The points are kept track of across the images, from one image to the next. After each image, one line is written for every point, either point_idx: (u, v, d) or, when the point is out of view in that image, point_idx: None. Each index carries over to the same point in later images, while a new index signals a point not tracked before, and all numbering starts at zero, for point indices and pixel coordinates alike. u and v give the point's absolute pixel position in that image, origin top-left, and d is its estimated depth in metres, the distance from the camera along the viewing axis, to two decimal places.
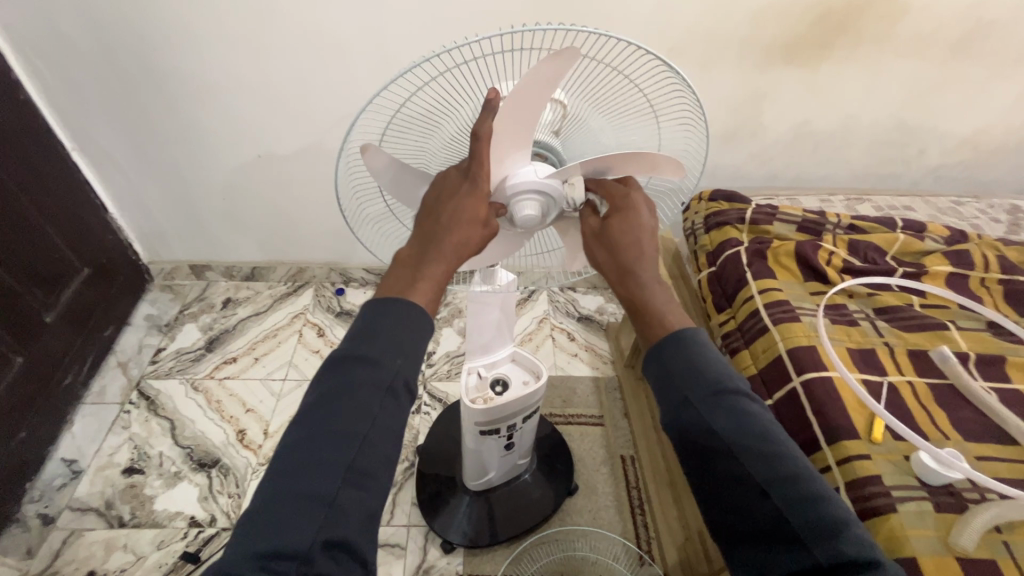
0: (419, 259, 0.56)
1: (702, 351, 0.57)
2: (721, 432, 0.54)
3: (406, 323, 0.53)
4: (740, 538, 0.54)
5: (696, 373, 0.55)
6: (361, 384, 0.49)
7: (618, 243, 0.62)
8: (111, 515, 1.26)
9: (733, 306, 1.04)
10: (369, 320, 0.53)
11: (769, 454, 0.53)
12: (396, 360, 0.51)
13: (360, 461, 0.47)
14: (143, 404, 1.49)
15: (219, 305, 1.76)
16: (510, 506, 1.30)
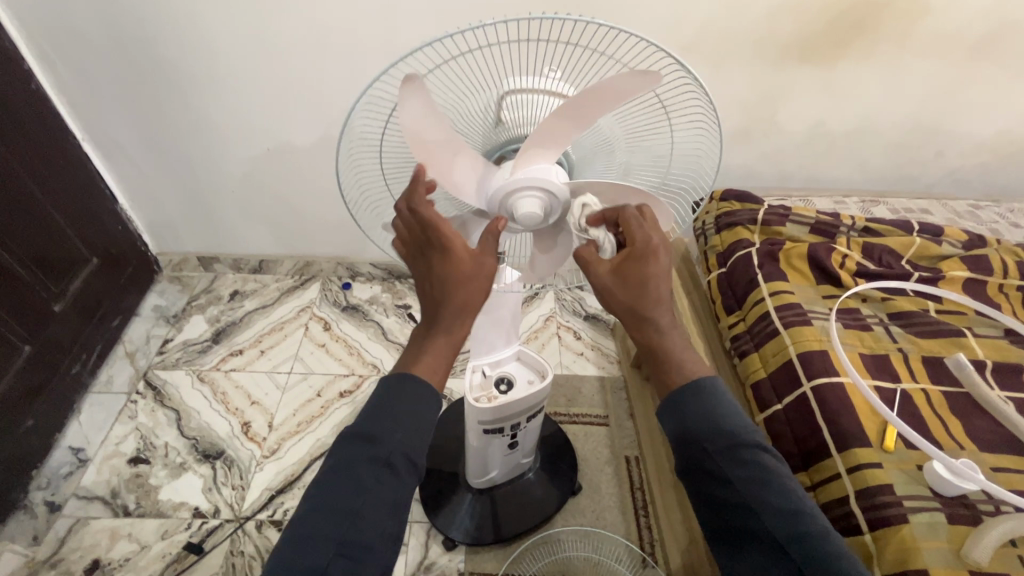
0: (425, 341, 0.62)
1: (711, 398, 0.63)
2: (743, 487, 0.59)
3: (408, 400, 0.59)
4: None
5: (705, 421, 0.61)
6: (366, 453, 0.55)
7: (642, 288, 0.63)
8: (117, 504, 1.27)
9: (742, 309, 1.03)
10: (389, 389, 0.59)
11: (788, 509, 0.57)
12: (395, 436, 0.56)
13: (360, 524, 0.52)
14: (149, 394, 1.49)
15: (226, 297, 1.77)
16: (513, 504, 1.29)
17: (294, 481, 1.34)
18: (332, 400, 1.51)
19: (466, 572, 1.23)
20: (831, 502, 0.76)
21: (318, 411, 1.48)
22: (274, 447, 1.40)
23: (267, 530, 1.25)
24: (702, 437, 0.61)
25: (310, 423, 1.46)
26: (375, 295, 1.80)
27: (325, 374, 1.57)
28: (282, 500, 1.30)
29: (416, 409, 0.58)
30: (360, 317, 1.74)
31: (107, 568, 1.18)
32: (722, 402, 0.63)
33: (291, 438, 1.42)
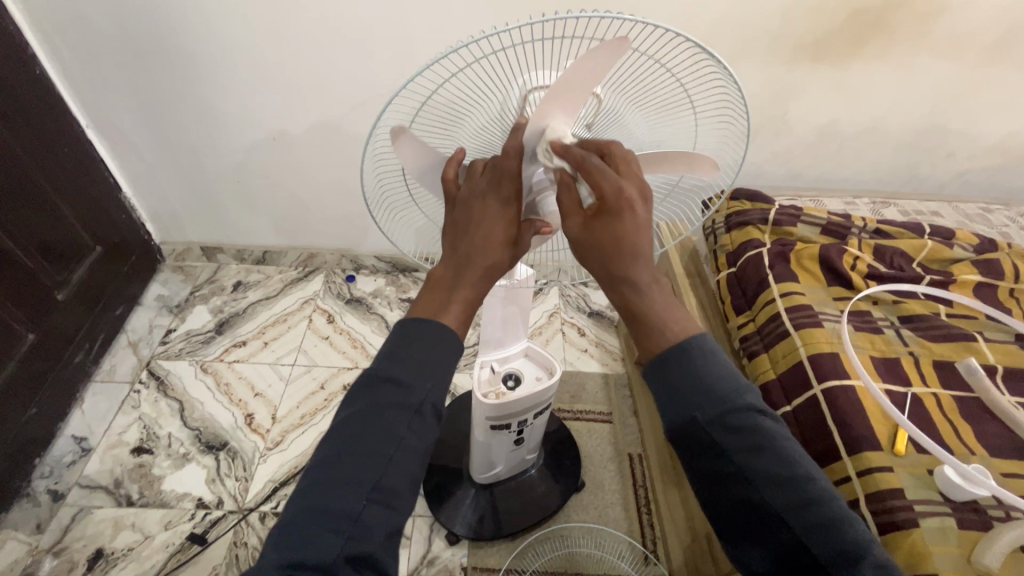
0: (452, 283, 0.57)
1: (699, 354, 0.56)
2: (738, 460, 0.54)
3: (437, 347, 0.55)
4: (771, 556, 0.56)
5: (693, 382, 0.55)
6: (390, 406, 0.52)
7: (614, 246, 0.55)
8: (120, 494, 1.27)
9: (752, 309, 1.02)
10: (402, 342, 0.55)
11: (788, 478, 0.55)
12: (424, 384, 0.53)
13: (385, 479, 0.50)
14: (152, 384, 1.49)
15: (230, 287, 1.76)
16: (517, 500, 1.29)
17: (297, 473, 1.34)
18: (336, 392, 1.51)
19: (469, 566, 1.23)
20: None
21: (322, 404, 1.48)
22: (277, 439, 1.40)
23: (271, 522, 1.25)
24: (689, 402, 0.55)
25: (314, 415, 1.45)
26: (379, 288, 1.80)
27: (329, 366, 1.57)
28: (286, 492, 1.31)
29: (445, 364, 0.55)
30: (364, 310, 1.73)
31: (111, 558, 1.18)
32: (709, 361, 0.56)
33: (295, 430, 1.42)
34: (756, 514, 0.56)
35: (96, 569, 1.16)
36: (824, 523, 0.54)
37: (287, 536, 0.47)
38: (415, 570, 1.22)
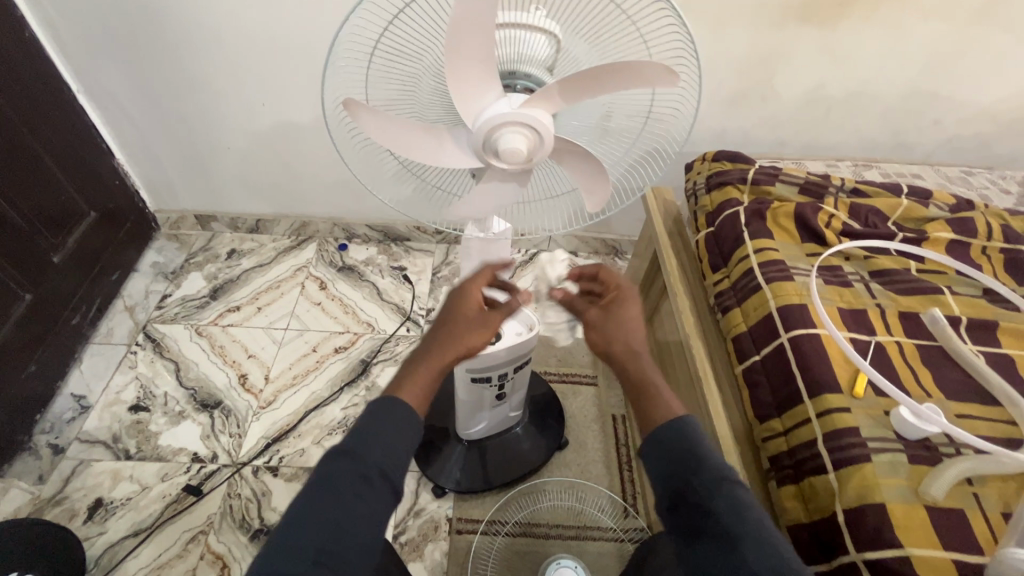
0: (419, 359, 0.73)
1: (696, 433, 0.68)
2: (724, 520, 0.60)
3: (398, 418, 0.65)
4: None
5: (687, 455, 0.65)
6: (344, 471, 0.59)
7: (627, 322, 0.81)
8: (118, 448, 1.32)
9: (727, 266, 1.04)
10: (362, 412, 0.65)
11: (763, 539, 0.58)
12: (377, 456, 0.61)
13: (327, 547, 0.54)
14: (149, 346, 1.53)
15: (224, 255, 1.79)
16: (502, 455, 1.33)
17: (289, 430, 1.38)
18: (328, 355, 1.55)
19: (454, 518, 1.27)
20: (800, 445, 0.79)
21: (313, 366, 1.52)
22: (270, 398, 1.44)
23: (264, 475, 1.30)
24: (687, 470, 0.64)
25: (306, 377, 1.49)
26: (370, 257, 1.82)
27: (320, 331, 1.61)
28: (278, 448, 1.35)
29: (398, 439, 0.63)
30: (356, 278, 1.76)
31: (110, 506, 1.22)
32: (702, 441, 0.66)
33: (287, 390, 1.46)
34: None
35: (96, 517, 1.21)
36: None
37: None
38: (402, 521, 1.27)
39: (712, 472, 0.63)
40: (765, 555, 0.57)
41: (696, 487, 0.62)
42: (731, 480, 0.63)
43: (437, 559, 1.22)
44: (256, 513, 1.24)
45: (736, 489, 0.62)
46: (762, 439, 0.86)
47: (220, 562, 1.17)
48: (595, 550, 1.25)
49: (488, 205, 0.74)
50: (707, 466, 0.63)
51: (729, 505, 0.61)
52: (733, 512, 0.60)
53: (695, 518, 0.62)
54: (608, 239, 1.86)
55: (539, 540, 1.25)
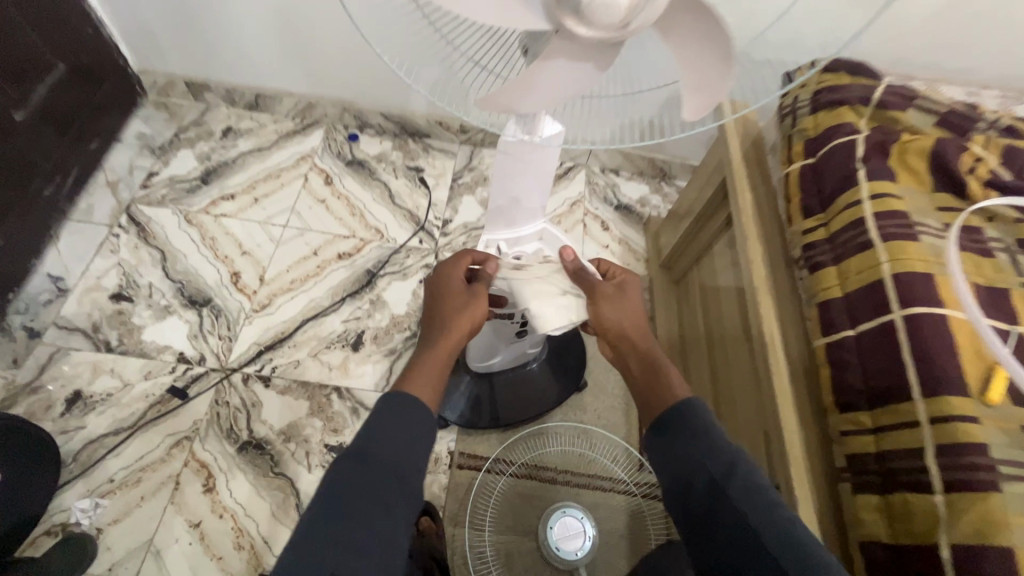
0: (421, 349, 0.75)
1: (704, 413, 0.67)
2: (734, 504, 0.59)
3: (406, 409, 0.66)
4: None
5: (696, 436, 0.65)
6: (370, 477, 0.59)
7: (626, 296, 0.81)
8: (99, 339, 1.21)
9: (827, 213, 0.83)
10: (381, 417, 0.65)
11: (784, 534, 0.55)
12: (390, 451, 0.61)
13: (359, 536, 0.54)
14: (132, 230, 1.37)
15: (218, 133, 1.56)
16: (514, 393, 1.20)
17: (284, 339, 1.26)
18: (330, 260, 1.39)
19: (456, 452, 1.18)
20: (899, 451, 0.64)
21: (313, 272, 1.37)
22: (264, 301, 1.30)
23: (255, 385, 1.20)
24: (696, 452, 0.63)
25: (304, 282, 1.35)
26: (384, 153, 1.58)
27: (323, 233, 1.43)
28: (271, 357, 1.24)
29: (411, 438, 0.64)
30: (366, 175, 1.54)
31: (89, 401, 1.14)
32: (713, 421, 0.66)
33: (284, 295, 1.32)
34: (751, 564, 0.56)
35: (75, 410, 1.12)
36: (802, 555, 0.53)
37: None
38: None
39: (721, 457, 0.62)
40: (783, 536, 0.55)
41: (705, 471, 0.62)
42: (745, 463, 0.61)
43: (435, 492, 1.14)
44: (245, 424, 1.15)
45: (746, 468, 0.61)
46: (842, 431, 0.71)
47: (206, 472, 1.10)
48: (604, 500, 1.17)
49: (545, 96, 0.53)
50: (716, 449, 0.63)
51: (739, 482, 0.60)
52: (750, 493, 0.58)
53: (696, 505, 0.62)
54: (657, 159, 1.60)
55: (544, 484, 1.17)
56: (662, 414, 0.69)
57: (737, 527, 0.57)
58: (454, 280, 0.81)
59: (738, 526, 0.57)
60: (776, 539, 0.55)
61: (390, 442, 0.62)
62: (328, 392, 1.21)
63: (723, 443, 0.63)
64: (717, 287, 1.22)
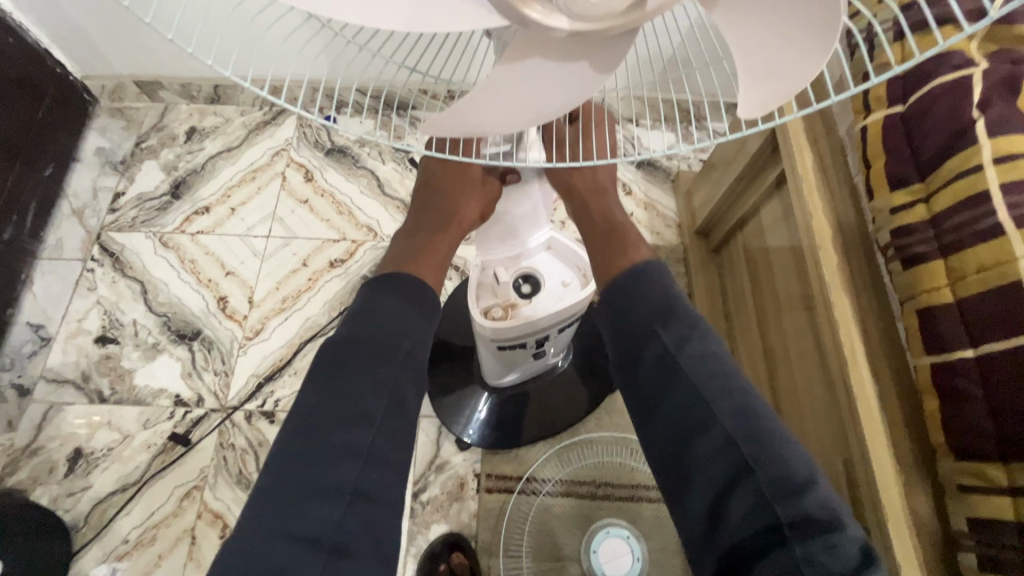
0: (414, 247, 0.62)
1: (662, 280, 0.59)
2: (688, 369, 0.53)
3: (409, 292, 0.56)
4: (701, 450, 0.51)
5: (655, 305, 0.57)
6: (352, 398, 0.48)
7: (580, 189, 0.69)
8: (90, 390, 1.13)
9: (930, 182, 0.61)
10: (372, 299, 0.54)
11: (749, 427, 0.50)
12: (402, 342, 0.52)
13: (376, 444, 0.48)
14: (107, 262, 1.25)
15: (181, 136, 1.39)
16: (540, 404, 1.09)
17: (283, 367, 1.15)
18: (322, 270, 1.25)
19: (483, 474, 1.08)
20: None
21: (305, 286, 1.23)
22: (257, 327, 1.19)
23: (259, 423, 1.11)
24: (649, 325, 0.56)
25: (297, 300, 1.22)
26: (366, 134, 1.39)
27: (310, 239, 1.28)
28: (272, 390, 1.13)
29: (405, 343, 0.52)
30: (350, 164, 1.36)
31: (91, 458, 1.07)
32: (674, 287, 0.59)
33: (276, 317, 1.20)
34: (702, 426, 0.51)
35: (79, 470, 1.07)
36: (755, 437, 0.49)
37: (280, 504, 0.44)
38: (422, 476, 1.07)
39: (679, 326, 0.55)
40: (738, 410, 0.51)
41: (658, 340, 0.55)
42: (701, 336, 0.56)
43: (465, 521, 1.05)
44: (255, 466, 1.08)
45: (698, 338, 0.55)
46: (962, 486, 0.55)
47: (221, 522, 1.04)
48: (651, 513, 1.05)
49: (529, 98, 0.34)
50: (671, 318, 0.56)
51: (691, 352, 0.54)
52: (700, 366, 0.53)
53: (648, 377, 0.55)
54: None
55: (583, 500, 1.06)
56: (620, 276, 0.60)
57: (687, 403, 0.52)
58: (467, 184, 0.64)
59: (692, 403, 0.52)
60: (731, 404, 0.51)
61: (379, 345, 0.51)
62: None
63: (689, 315, 0.57)
64: (767, 257, 1.03)
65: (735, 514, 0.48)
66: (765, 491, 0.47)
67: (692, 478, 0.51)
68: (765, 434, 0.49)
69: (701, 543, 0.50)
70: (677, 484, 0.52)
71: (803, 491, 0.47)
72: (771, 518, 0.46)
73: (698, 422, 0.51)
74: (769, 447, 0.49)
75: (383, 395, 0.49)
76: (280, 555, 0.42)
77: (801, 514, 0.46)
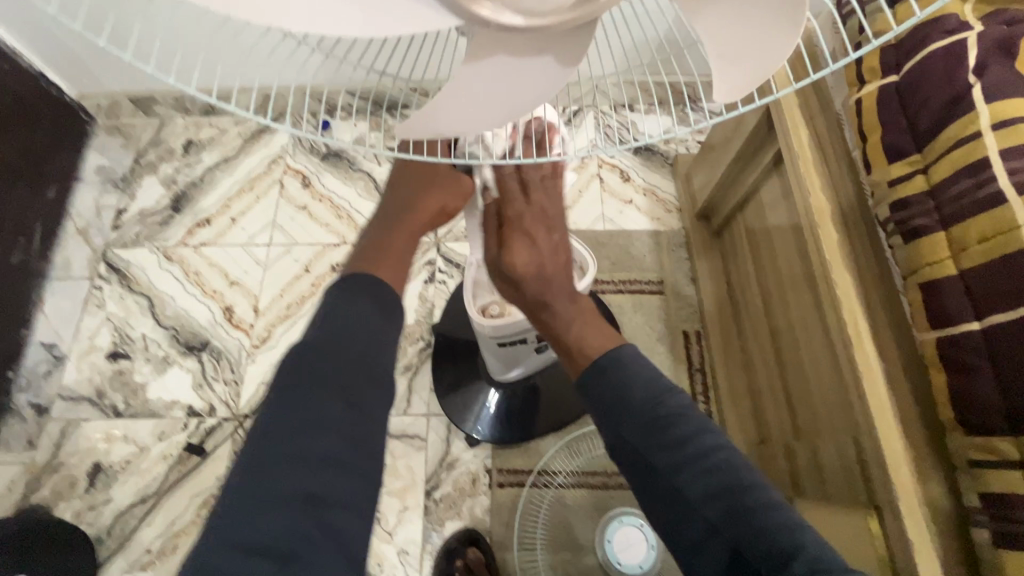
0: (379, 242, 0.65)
1: (626, 364, 0.54)
2: (661, 466, 0.49)
3: (368, 293, 0.56)
4: (700, 550, 0.47)
5: (615, 395, 0.52)
6: (310, 400, 0.48)
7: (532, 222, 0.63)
8: (105, 405, 1.15)
9: (928, 152, 0.60)
10: (331, 302, 0.55)
11: (736, 513, 0.45)
12: (360, 345, 0.52)
13: (332, 449, 0.47)
14: (114, 278, 1.27)
15: (179, 150, 1.40)
16: (548, 397, 1.09)
17: None
18: (325, 275, 1.25)
19: (494, 469, 1.08)
20: None
21: (309, 292, 1.24)
22: (264, 335, 1.20)
23: None
24: (614, 418, 0.52)
25: (301, 306, 1.23)
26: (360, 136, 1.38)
27: (311, 245, 1.28)
28: None
29: (363, 345, 0.52)
30: (347, 167, 1.36)
31: (110, 471, 1.10)
32: (637, 361, 0.54)
33: (282, 324, 1.21)
34: (702, 531, 0.47)
35: (99, 483, 1.09)
36: (750, 526, 0.45)
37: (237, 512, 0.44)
38: (434, 474, 1.08)
39: (638, 413, 0.51)
40: (711, 489, 0.47)
41: (625, 442, 0.51)
42: (665, 409, 0.51)
43: (479, 516, 1.06)
44: None
45: (675, 425, 0.50)
46: (972, 461, 0.54)
47: None
48: None
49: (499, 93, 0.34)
50: (634, 406, 0.51)
51: (662, 447, 0.49)
52: (664, 451, 0.49)
53: (632, 474, 0.51)
54: None
55: (596, 491, 1.06)
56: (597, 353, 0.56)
57: (666, 490, 0.49)
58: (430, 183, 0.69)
59: (665, 487, 0.49)
60: (714, 505, 0.46)
61: (338, 351, 0.51)
62: None
63: (646, 392, 0.52)
64: (769, 237, 1.01)
65: None
66: (755, 573, 0.44)
67: (691, 566, 0.48)
68: (741, 508, 0.45)
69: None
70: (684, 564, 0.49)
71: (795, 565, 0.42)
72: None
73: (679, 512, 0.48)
74: (758, 527, 0.44)
75: (339, 398, 0.49)
76: (224, 562, 0.42)
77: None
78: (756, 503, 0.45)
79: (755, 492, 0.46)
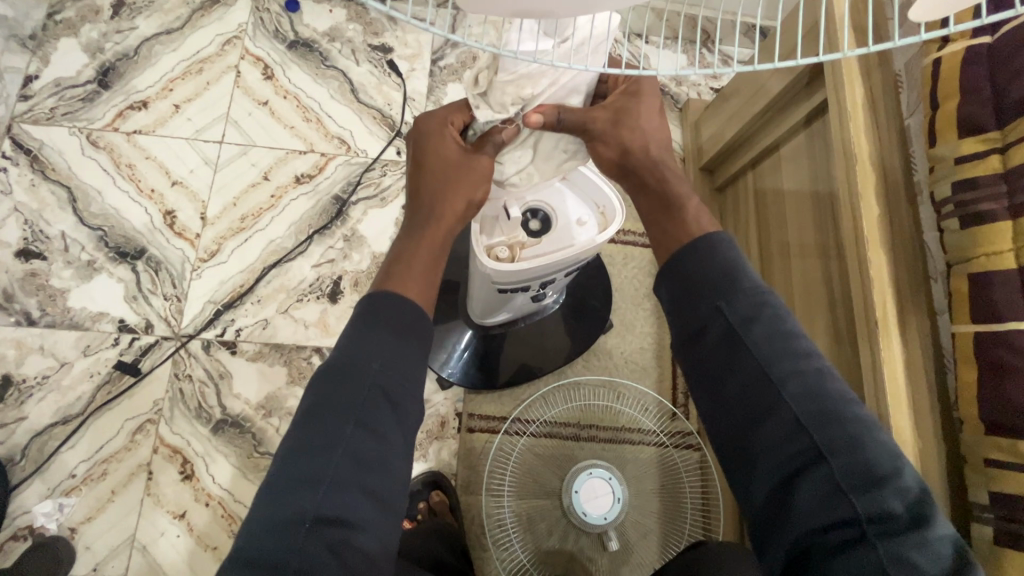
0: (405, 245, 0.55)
1: (726, 249, 0.51)
2: (758, 353, 0.46)
3: (399, 312, 0.50)
4: (772, 443, 0.44)
5: (714, 274, 0.50)
6: (337, 407, 0.45)
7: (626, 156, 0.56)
8: (16, 311, 0.98)
9: (1011, 129, 0.53)
10: (372, 314, 0.49)
11: (829, 417, 0.43)
12: (392, 361, 0.47)
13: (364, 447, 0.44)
14: (22, 161, 1.05)
15: (106, 10, 1.14)
16: (527, 345, 1.03)
17: (244, 295, 1.04)
18: (287, 186, 1.10)
19: (464, 413, 1.04)
20: None
21: (267, 204, 1.08)
22: (212, 248, 1.05)
23: (218, 353, 1.01)
24: (711, 294, 0.49)
25: (258, 218, 1.07)
26: (336, 25, 1.17)
27: (271, 149, 1.11)
28: (232, 319, 1.02)
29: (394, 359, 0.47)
30: (317, 61, 1.16)
31: (23, 387, 0.96)
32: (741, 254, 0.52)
33: (233, 238, 1.06)
34: (779, 425, 0.44)
35: (10, 399, 0.95)
36: (847, 436, 0.42)
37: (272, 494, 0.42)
38: None
39: (744, 300, 0.48)
40: (808, 392, 0.44)
41: (720, 319, 0.48)
42: (770, 306, 0.48)
43: (445, 459, 1.02)
44: (215, 399, 0.99)
45: (772, 315, 0.48)
46: (989, 459, 0.53)
47: (180, 458, 0.96)
48: (633, 455, 1.04)
49: None
50: (738, 288, 0.49)
51: (761, 332, 0.47)
52: (766, 338, 0.47)
53: (706, 358, 0.49)
54: None
55: (566, 442, 1.04)
56: (682, 252, 0.52)
57: (759, 389, 0.46)
58: (444, 137, 0.57)
59: (756, 380, 0.46)
60: (801, 391, 0.44)
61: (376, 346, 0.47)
62: (307, 355, 1.02)
63: (754, 282, 0.49)
64: (780, 200, 0.95)
65: (802, 514, 0.42)
66: (840, 481, 0.41)
67: (751, 468, 0.45)
68: (838, 415, 0.43)
69: (763, 531, 0.44)
70: (740, 474, 0.46)
71: (888, 488, 0.41)
72: (845, 510, 0.41)
73: (765, 412, 0.45)
74: (852, 436, 0.43)
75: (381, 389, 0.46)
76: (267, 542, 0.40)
77: (884, 510, 0.40)
78: (860, 422, 0.43)
79: (854, 412, 0.44)
